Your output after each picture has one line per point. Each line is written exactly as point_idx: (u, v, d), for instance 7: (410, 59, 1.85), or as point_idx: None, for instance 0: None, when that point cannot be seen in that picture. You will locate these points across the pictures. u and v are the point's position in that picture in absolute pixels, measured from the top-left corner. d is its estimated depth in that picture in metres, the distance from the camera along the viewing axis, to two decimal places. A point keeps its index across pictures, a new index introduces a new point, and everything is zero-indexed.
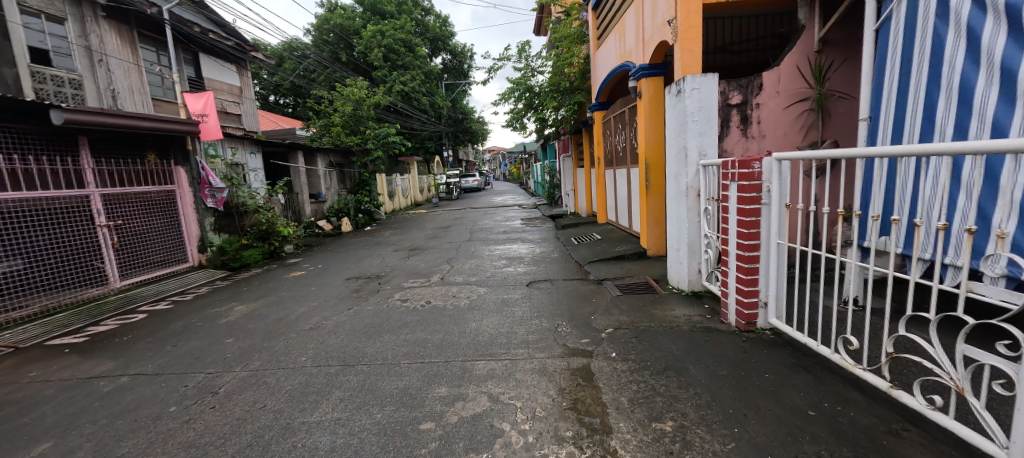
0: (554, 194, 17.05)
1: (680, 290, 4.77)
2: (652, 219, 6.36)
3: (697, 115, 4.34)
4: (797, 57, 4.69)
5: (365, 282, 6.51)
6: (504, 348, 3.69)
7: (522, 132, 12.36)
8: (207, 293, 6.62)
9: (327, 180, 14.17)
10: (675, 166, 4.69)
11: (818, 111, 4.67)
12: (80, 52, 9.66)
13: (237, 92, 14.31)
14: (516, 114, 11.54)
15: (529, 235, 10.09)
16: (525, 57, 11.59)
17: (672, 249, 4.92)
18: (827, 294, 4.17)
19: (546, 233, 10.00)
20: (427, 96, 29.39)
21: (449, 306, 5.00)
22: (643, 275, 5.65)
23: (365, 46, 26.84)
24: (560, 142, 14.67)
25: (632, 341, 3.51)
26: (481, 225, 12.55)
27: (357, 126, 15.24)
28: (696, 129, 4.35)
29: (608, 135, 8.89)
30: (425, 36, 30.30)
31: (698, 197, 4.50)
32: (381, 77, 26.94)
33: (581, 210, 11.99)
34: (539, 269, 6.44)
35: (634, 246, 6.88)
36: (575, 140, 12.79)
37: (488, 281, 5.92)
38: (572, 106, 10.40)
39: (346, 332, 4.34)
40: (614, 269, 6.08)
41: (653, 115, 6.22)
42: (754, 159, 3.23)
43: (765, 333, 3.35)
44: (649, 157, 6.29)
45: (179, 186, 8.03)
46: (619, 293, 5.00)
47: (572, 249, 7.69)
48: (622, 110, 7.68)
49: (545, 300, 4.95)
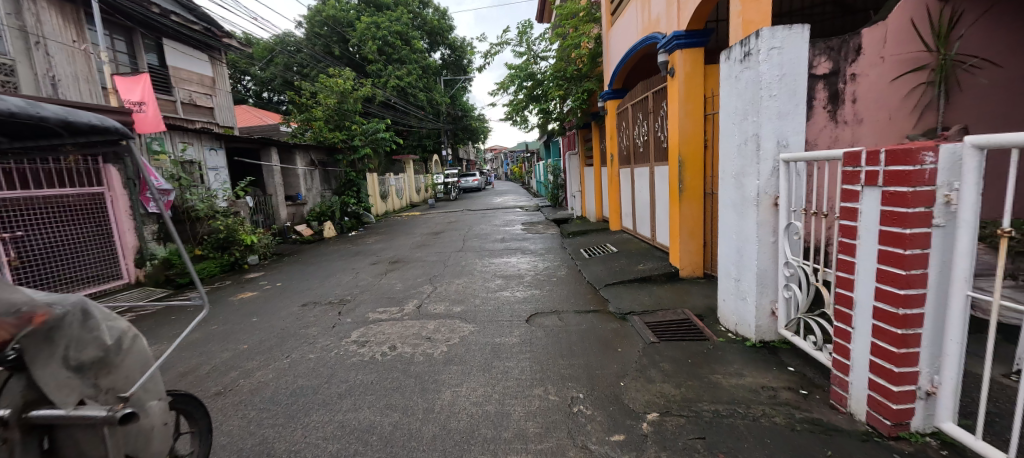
0: (558, 195, 15.71)
1: (742, 339, 3.39)
2: (686, 231, 5.02)
3: (775, 85, 2.94)
4: (913, 5, 3.30)
5: (322, 310, 5.16)
6: (487, 452, 2.31)
7: (523, 127, 10.98)
8: (125, 324, 5.26)
9: (307, 181, 12.79)
10: (736, 162, 3.30)
11: (942, 84, 3.29)
12: (12, 34, 8.12)
13: (209, 83, 12.96)
14: (517, 105, 10.16)
15: (530, 244, 8.68)
16: (527, 41, 10.20)
17: (729, 278, 3.53)
18: (976, 355, 2.78)
19: (551, 243, 8.59)
20: (425, 91, 27.98)
21: (418, 355, 3.63)
22: (681, 307, 4.27)
23: (359, 39, 25.48)
24: (566, 137, 13.25)
25: (697, 451, 2.13)
26: (477, 231, 11.13)
27: (342, 121, 13.87)
28: (775, 108, 2.95)
29: (625, 128, 7.54)
30: (423, 29, 28.97)
31: (773, 208, 3.09)
32: (376, 71, 25.59)
33: (590, 214, 10.58)
34: (543, 295, 5.06)
35: (662, 263, 5.49)
36: (582, 136, 11.44)
37: (475, 314, 4.53)
38: (581, 94, 8.98)
39: (262, 405, 2.97)
40: (640, 296, 4.67)
41: (689, 98, 4.83)
42: (924, 148, 1.81)
43: (929, 445, 1.99)
44: (683, 152, 4.90)
45: (110, 188, 6.71)
46: (657, 339, 3.58)
47: (583, 264, 6.30)
48: (645, 96, 6.31)
49: (552, 349, 3.56)
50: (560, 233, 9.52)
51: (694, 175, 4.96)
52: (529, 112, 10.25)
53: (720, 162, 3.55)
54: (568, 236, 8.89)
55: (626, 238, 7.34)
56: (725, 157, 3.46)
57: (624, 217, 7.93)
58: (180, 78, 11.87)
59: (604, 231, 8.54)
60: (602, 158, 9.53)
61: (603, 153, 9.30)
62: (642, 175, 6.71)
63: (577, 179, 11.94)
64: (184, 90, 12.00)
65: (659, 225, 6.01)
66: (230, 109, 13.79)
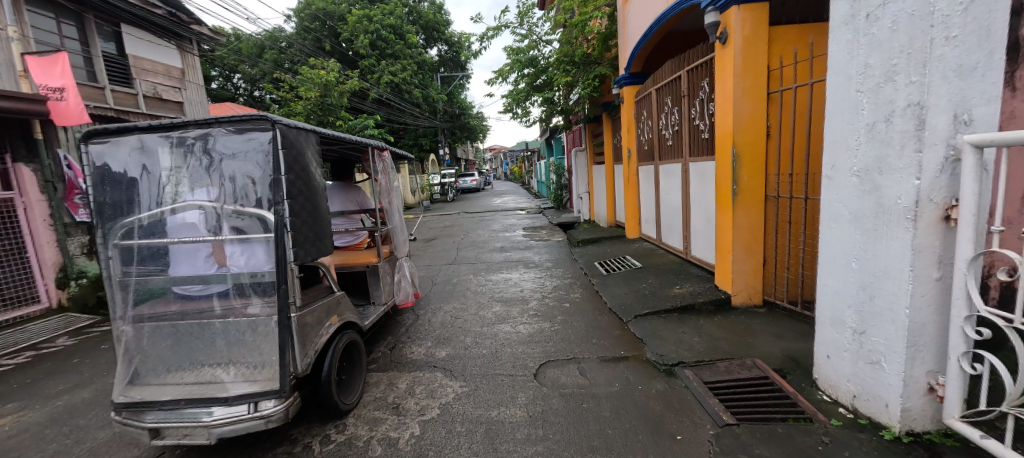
0: (562, 196, 14.48)
1: (874, 425, 2.19)
2: (740, 245, 3.85)
3: (959, 19, 1.77)
4: None
5: None
6: None
7: (523, 121, 9.77)
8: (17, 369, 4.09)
9: None
10: (865, 152, 2.11)
11: None
12: None
13: (178, 75, 11.74)
14: (517, 96, 8.96)
15: (534, 254, 7.48)
16: (528, 22, 8.98)
17: (844, 327, 2.35)
18: None
19: (559, 252, 7.41)
20: (419, 88, 26.71)
21: (375, 443, 2.43)
22: (749, 355, 3.07)
23: (350, 33, 24.26)
24: (572, 133, 12.01)
25: None
26: (474, 238, 9.93)
27: (325, 117, 12.63)
28: (948, 60, 1.79)
29: (646, 119, 6.36)
30: (419, 24, 27.75)
31: (940, 226, 1.90)
32: (368, 67, 24.43)
33: (600, 217, 9.38)
34: (555, 331, 3.87)
35: (706, 285, 4.28)
36: (590, 131, 10.21)
37: (464, 362, 3.34)
38: (591, 80, 7.76)
39: None
40: (688, 335, 3.46)
41: (749, 71, 3.63)
42: None
43: None
44: (739, 142, 3.71)
45: (22, 193, 5.45)
46: (733, 419, 2.38)
47: (602, 283, 5.10)
48: (677, 76, 5.14)
49: (578, 435, 2.37)
50: (569, 241, 8.29)
51: (754, 173, 3.76)
52: (531, 104, 9.06)
53: (826, 152, 2.37)
54: (578, 244, 7.65)
55: (650, 249, 6.13)
56: (838, 144, 2.28)
57: (645, 222, 6.73)
58: (142, 69, 10.68)
59: (620, 239, 7.32)
60: (615, 155, 8.32)
61: (618, 149, 8.09)
62: (670, 174, 5.53)
63: (585, 178, 10.69)
64: (148, 82, 10.80)
65: (696, 236, 4.82)
66: (203, 104, 12.61)
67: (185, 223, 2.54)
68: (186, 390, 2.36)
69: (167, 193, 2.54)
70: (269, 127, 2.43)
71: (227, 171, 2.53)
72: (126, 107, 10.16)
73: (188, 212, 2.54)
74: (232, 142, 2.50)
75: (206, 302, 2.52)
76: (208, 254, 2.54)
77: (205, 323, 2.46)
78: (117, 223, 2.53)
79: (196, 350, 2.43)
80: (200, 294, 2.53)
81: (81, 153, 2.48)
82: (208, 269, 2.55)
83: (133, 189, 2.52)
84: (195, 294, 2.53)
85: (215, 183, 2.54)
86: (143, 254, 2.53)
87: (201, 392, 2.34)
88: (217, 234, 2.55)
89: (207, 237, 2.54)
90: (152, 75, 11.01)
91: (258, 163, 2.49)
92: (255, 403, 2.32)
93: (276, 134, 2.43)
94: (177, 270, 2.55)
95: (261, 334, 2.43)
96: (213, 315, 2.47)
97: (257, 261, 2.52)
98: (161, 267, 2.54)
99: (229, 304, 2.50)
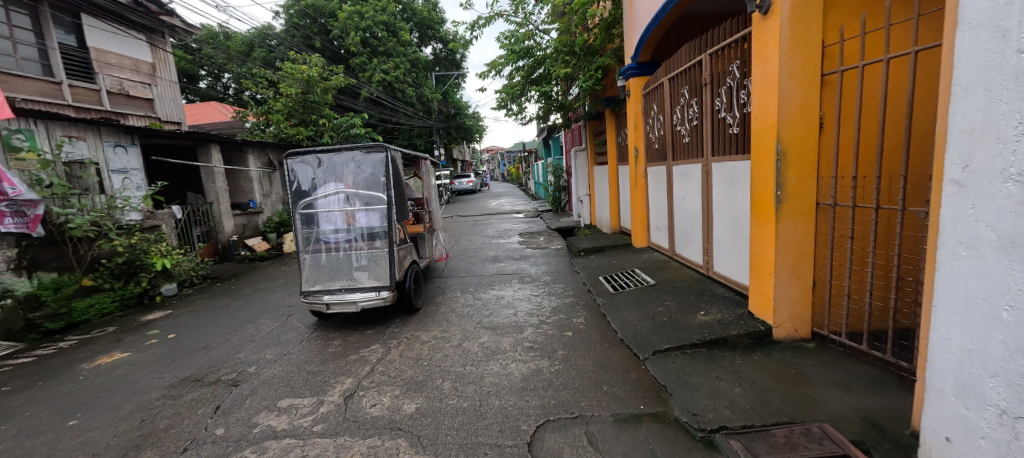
0: (561, 199, 13.71)
1: None
2: (785, 265, 3.09)
3: None
4: None
5: (195, 398, 3.16)
6: None
7: (518, 118, 8.99)
8: None
9: (265, 185, 10.66)
10: None
11: None
12: None
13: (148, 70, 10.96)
14: (512, 91, 8.19)
15: (531, 265, 6.70)
16: (523, 10, 8.22)
17: (985, 408, 1.58)
18: None
19: (557, 263, 6.67)
20: (413, 87, 25.91)
21: None
22: (813, 419, 2.31)
23: (341, 29, 23.48)
24: (571, 132, 11.24)
25: None
26: (466, 245, 9.17)
27: (307, 115, 11.84)
28: None
29: (656, 113, 5.60)
30: (412, 22, 26.96)
31: None
32: (360, 65, 23.80)
33: (603, 223, 8.62)
34: (554, 373, 3.11)
35: (737, 312, 3.52)
36: (591, 128, 9.43)
37: (437, 423, 2.57)
38: (593, 71, 6.99)
39: None
40: (726, 384, 2.70)
41: (798, 48, 2.87)
42: None
43: None
44: (785, 136, 2.95)
45: None
46: None
47: (610, 305, 4.32)
48: (697, 62, 4.39)
49: None
50: (569, 250, 7.46)
51: (804, 174, 2.98)
52: (527, 100, 8.30)
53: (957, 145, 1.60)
54: (579, 252, 6.82)
55: (663, 262, 5.36)
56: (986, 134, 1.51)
57: (656, 228, 5.97)
58: (106, 63, 9.90)
59: (626, 249, 6.53)
60: (619, 154, 7.56)
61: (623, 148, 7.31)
62: (686, 175, 4.79)
63: (586, 180, 9.88)
64: (114, 78, 10.03)
65: (722, 249, 4.07)
66: (177, 102, 11.82)
67: (334, 203, 4.51)
68: (342, 287, 4.41)
69: (325, 187, 4.54)
70: (384, 149, 4.44)
71: (360, 174, 4.55)
72: (86, 104, 9.37)
73: (336, 196, 4.51)
74: (363, 158, 4.52)
75: (346, 244, 4.45)
76: (347, 220, 4.51)
77: (349, 255, 4.43)
78: (300, 202, 4.53)
79: (344, 266, 4.43)
80: (341, 242, 4.44)
81: (282, 166, 4.52)
82: (345, 227, 4.50)
83: (310, 184, 4.56)
84: (338, 241, 4.43)
85: (353, 179, 4.57)
86: (313, 220, 4.51)
87: (353, 286, 4.37)
88: (351, 209, 4.50)
89: (345, 209, 4.49)
90: (118, 69, 10.22)
91: (377, 169, 4.52)
92: (378, 292, 4.35)
93: (388, 153, 4.41)
94: (326, 228, 4.48)
95: (377, 259, 4.40)
96: (353, 250, 4.42)
97: (375, 222, 4.49)
98: (320, 227, 4.49)
99: (357, 245, 4.42)
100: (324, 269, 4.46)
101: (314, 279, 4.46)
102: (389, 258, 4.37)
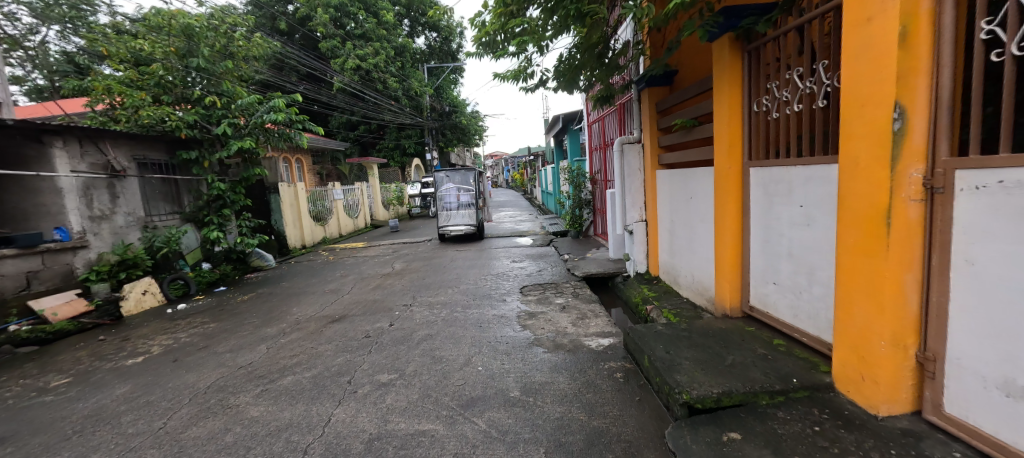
0: (582, 220, 9.42)
1: None
2: None
3: None
4: None
5: None
6: None
7: (523, 79, 4.78)
8: None
9: (96, 202, 6.35)
10: None
11: None
12: None
13: None
14: (505, 6, 3.83)
15: (550, 448, 2.33)
16: None
17: None
18: None
19: (619, 433, 2.42)
20: (398, 77, 21.63)
21: None
22: None
23: (309, 7, 19.46)
24: (614, 117, 6.95)
25: None
26: (422, 311, 4.96)
27: (190, 92, 7.52)
28: None
29: None
30: (400, 4, 22.75)
31: None
32: (332, 50, 19.70)
33: (689, 287, 4.38)
34: None
35: None
36: (652, 102, 5.13)
37: None
38: None
39: None
40: None
41: None
42: None
43: None
44: None
45: None
46: None
47: None
48: None
49: None
50: (643, 372, 3.04)
51: None
52: (538, 32, 3.97)
53: None
54: (689, 409, 2.40)
55: None
56: None
57: (996, 389, 1.71)
58: None
59: (838, 415, 2.17)
60: (749, 145, 3.25)
61: (774, 126, 2.98)
62: None
63: (643, 194, 5.52)
64: None
65: None
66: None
67: (452, 190, 10.98)
68: (456, 223, 10.71)
69: (447, 184, 10.92)
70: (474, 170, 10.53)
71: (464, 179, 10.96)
72: None
73: (452, 188, 10.93)
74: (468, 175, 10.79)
75: (458, 205, 10.81)
76: (457, 197, 10.93)
77: (459, 210, 10.81)
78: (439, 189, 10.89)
79: (457, 214, 10.78)
80: (455, 205, 10.78)
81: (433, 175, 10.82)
82: (457, 200, 10.87)
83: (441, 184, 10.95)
84: (454, 205, 10.77)
85: (462, 181, 10.82)
86: (443, 198, 10.85)
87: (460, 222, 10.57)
88: (459, 192, 10.83)
89: (458, 192, 10.86)
90: None
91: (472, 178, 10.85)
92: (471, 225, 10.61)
93: (475, 171, 10.47)
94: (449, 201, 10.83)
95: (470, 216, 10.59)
96: (461, 208, 10.77)
97: (470, 198, 10.82)
98: (445, 200, 10.85)
99: (462, 206, 10.74)
100: (447, 216, 10.81)
101: (444, 221, 10.80)
102: (475, 211, 10.69)
